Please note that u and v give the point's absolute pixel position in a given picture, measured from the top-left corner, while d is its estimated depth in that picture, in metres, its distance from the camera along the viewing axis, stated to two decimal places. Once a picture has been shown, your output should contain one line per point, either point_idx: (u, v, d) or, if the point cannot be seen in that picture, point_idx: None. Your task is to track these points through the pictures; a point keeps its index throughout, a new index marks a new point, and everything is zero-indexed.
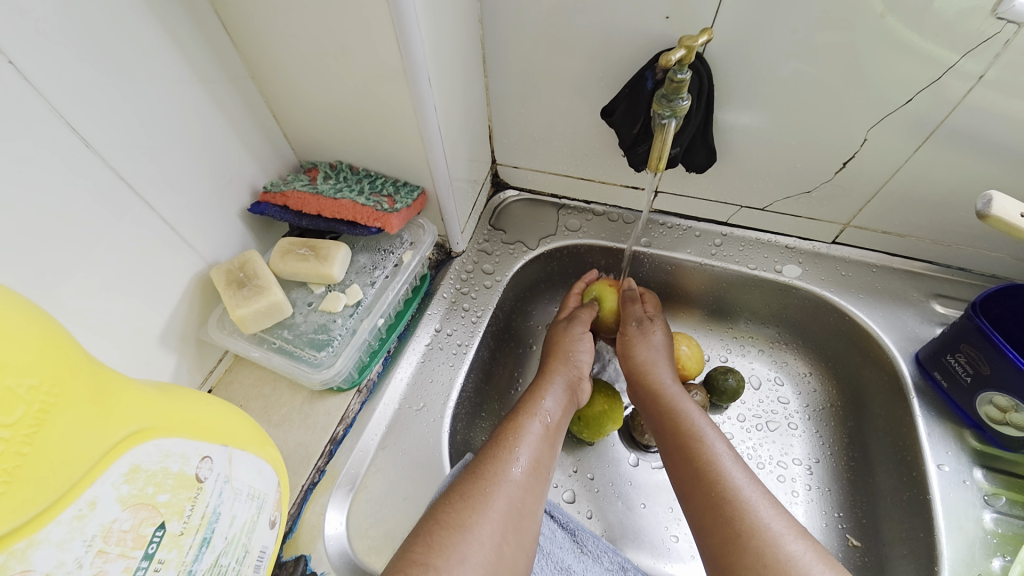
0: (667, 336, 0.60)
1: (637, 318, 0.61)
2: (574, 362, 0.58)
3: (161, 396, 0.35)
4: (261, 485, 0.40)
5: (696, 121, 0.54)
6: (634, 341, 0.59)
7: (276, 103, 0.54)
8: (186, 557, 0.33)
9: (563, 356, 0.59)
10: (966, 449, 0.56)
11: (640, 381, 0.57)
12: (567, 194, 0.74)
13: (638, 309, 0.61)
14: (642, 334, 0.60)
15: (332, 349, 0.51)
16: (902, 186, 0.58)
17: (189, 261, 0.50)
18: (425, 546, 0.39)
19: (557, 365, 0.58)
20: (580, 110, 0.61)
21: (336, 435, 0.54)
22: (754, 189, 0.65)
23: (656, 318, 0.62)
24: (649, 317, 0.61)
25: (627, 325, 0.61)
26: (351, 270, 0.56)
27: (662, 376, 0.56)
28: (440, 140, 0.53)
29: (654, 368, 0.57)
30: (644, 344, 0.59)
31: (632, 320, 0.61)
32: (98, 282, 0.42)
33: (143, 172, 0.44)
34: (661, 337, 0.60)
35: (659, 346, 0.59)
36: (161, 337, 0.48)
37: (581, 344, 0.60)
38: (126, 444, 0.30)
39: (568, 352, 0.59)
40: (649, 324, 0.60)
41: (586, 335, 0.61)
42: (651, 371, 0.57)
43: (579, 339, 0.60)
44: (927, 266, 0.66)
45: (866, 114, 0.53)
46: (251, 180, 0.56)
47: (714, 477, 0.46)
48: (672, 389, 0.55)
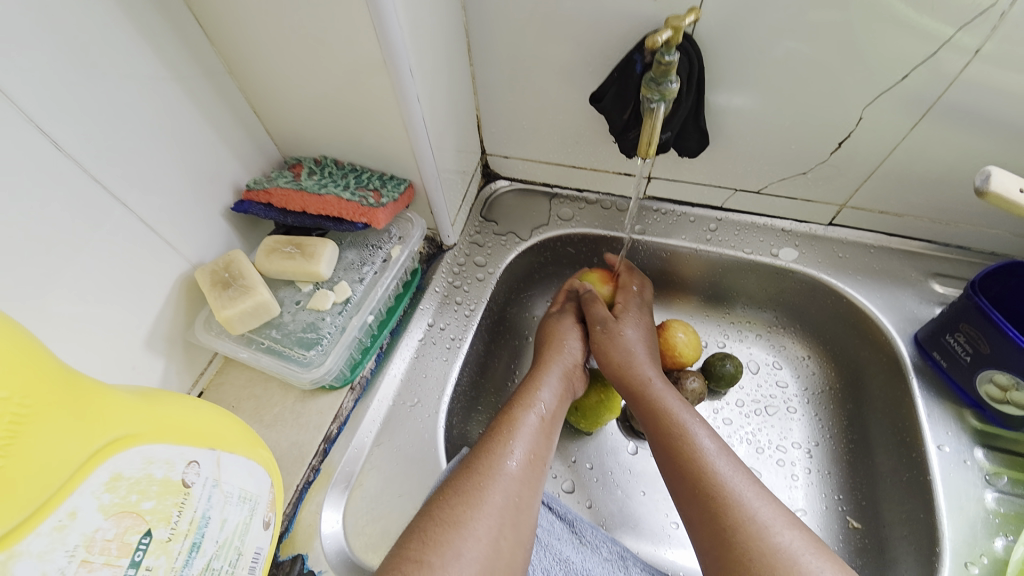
0: (635, 334, 0.58)
1: (601, 320, 0.59)
2: (569, 350, 0.58)
3: (142, 401, 0.34)
4: (253, 487, 0.39)
5: (686, 104, 0.53)
6: (599, 343, 0.58)
7: (255, 98, 0.53)
8: (176, 563, 0.32)
9: (558, 346, 0.59)
10: (967, 428, 0.55)
11: (619, 381, 0.56)
12: (558, 183, 0.73)
13: (600, 309, 0.60)
14: (608, 336, 0.58)
15: (321, 348, 0.50)
16: (900, 164, 0.57)
17: (172, 263, 0.49)
18: (419, 543, 0.39)
19: (552, 357, 0.57)
20: (569, 97, 0.60)
21: (330, 433, 0.53)
22: (748, 172, 0.63)
23: (624, 314, 0.60)
24: (613, 316, 0.60)
25: (592, 329, 0.59)
26: (339, 267, 0.55)
27: (645, 371, 0.55)
28: (425, 131, 0.52)
29: (632, 367, 0.55)
30: (613, 345, 0.57)
31: (597, 322, 0.59)
32: (78, 287, 0.41)
33: (121, 174, 0.43)
34: (630, 335, 0.58)
35: (631, 344, 0.57)
36: (147, 341, 0.47)
37: (572, 334, 0.60)
38: (106, 452, 0.29)
39: (562, 344, 0.59)
40: (614, 325, 0.58)
41: (575, 327, 0.61)
42: (629, 370, 0.55)
43: (571, 330, 0.60)
44: (925, 245, 0.65)
45: (861, 91, 0.52)
46: (234, 178, 0.55)
47: (701, 470, 0.45)
48: (655, 383, 0.54)
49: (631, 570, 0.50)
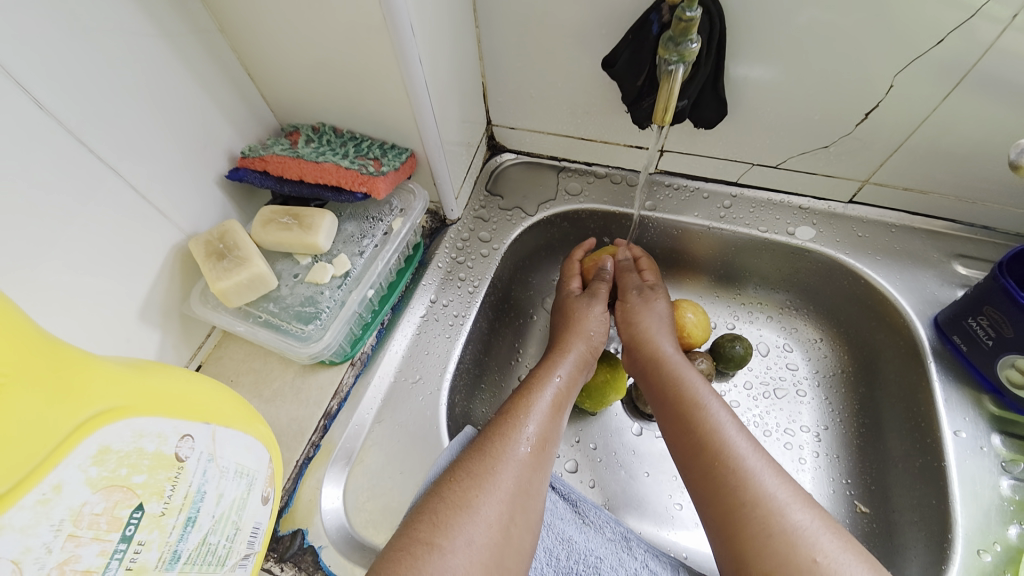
0: (669, 306, 0.59)
1: (637, 287, 0.59)
2: (589, 335, 0.56)
3: (131, 372, 0.33)
4: (250, 463, 0.39)
5: (705, 70, 0.49)
6: (634, 307, 0.57)
7: (249, 60, 0.50)
8: (170, 537, 0.32)
9: (579, 330, 0.56)
10: (984, 414, 0.53)
11: (641, 351, 0.55)
12: (567, 156, 0.70)
13: (635, 278, 0.60)
14: (644, 303, 0.58)
15: (320, 322, 0.49)
16: (929, 138, 0.54)
17: (166, 233, 0.47)
18: (428, 526, 0.38)
19: (572, 340, 0.55)
20: (579, 63, 0.56)
21: (330, 409, 0.53)
22: (766, 145, 0.60)
23: (658, 288, 0.60)
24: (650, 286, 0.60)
25: (627, 294, 0.59)
26: (338, 240, 0.53)
27: (663, 345, 0.54)
28: (428, 97, 0.49)
29: (651, 339, 0.55)
30: (649, 312, 0.57)
31: (632, 288, 0.59)
32: (66, 255, 0.39)
33: (107, 137, 0.41)
34: (665, 307, 0.58)
35: (663, 314, 0.58)
36: (141, 313, 0.46)
37: (597, 321, 0.57)
38: (93, 423, 0.28)
39: (585, 327, 0.56)
40: (651, 293, 0.59)
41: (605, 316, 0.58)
42: (651, 340, 0.55)
43: (597, 320, 0.57)
44: (949, 225, 0.62)
45: (894, 58, 0.48)
46: (228, 144, 0.52)
47: (719, 445, 0.44)
48: (672, 356, 0.53)
49: (635, 550, 0.49)
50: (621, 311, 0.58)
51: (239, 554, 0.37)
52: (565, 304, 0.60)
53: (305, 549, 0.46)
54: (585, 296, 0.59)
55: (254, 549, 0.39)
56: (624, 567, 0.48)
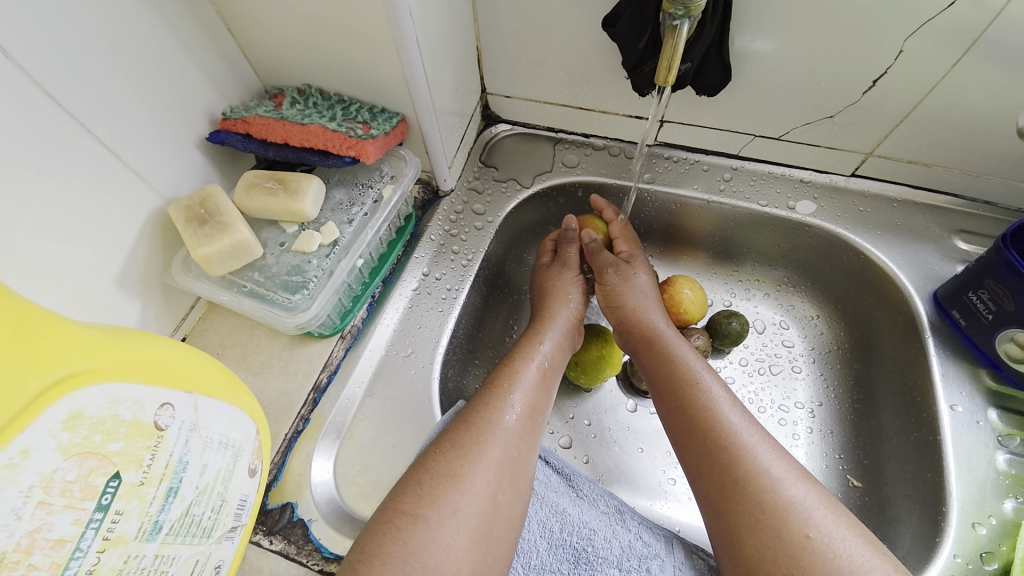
0: (650, 278, 0.57)
1: (612, 264, 0.57)
2: (571, 303, 0.55)
3: (104, 337, 0.31)
4: (235, 434, 0.37)
5: (711, 30, 0.47)
6: (613, 284, 0.56)
7: (229, 13, 0.47)
8: (150, 508, 0.30)
9: (562, 300, 0.56)
10: (980, 389, 0.53)
11: (632, 325, 0.54)
12: (564, 127, 0.68)
13: (609, 255, 0.58)
14: (623, 280, 0.56)
15: (307, 292, 0.47)
16: (937, 109, 0.52)
17: (144, 197, 0.45)
18: (414, 497, 0.37)
19: (554, 308, 0.55)
20: (579, 26, 0.54)
21: (319, 382, 0.51)
22: (770, 115, 0.58)
23: (634, 259, 0.59)
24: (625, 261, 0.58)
25: (603, 274, 0.57)
26: (326, 208, 0.51)
27: (655, 321, 0.53)
28: (419, 56, 0.46)
29: (641, 314, 0.54)
30: (627, 289, 0.56)
31: (608, 266, 0.57)
32: (37, 217, 0.37)
33: (78, 91, 0.38)
34: (643, 279, 0.57)
35: (644, 287, 0.56)
36: (119, 281, 0.44)
37: (574, 287, 0.57)
38: (64, 387, 0.26)
39: (563, 292, 0.56)
40: (627, 269, 0.57)
41: (578, 279, 0.58)
42: (646, 317, 0.54)
43: (572, 283, 0.57)
44: (951, 199, 0.61)
45: (904, 22, 0.46)
46: (208, 106, 0.50)
47: (712, 421, 0.43)
48: (666, 333, 0.52)
49: (629, 522, 0.49)
50: (603, 294, 0.57)
51: (225, 526, 0.36)
52: (542, 276, 0.59)
53: (294, 523, 0.45)
54: (557, 264, 0.59)
55: (242, 522, 0.38)
56: (618, 538, 0.48)
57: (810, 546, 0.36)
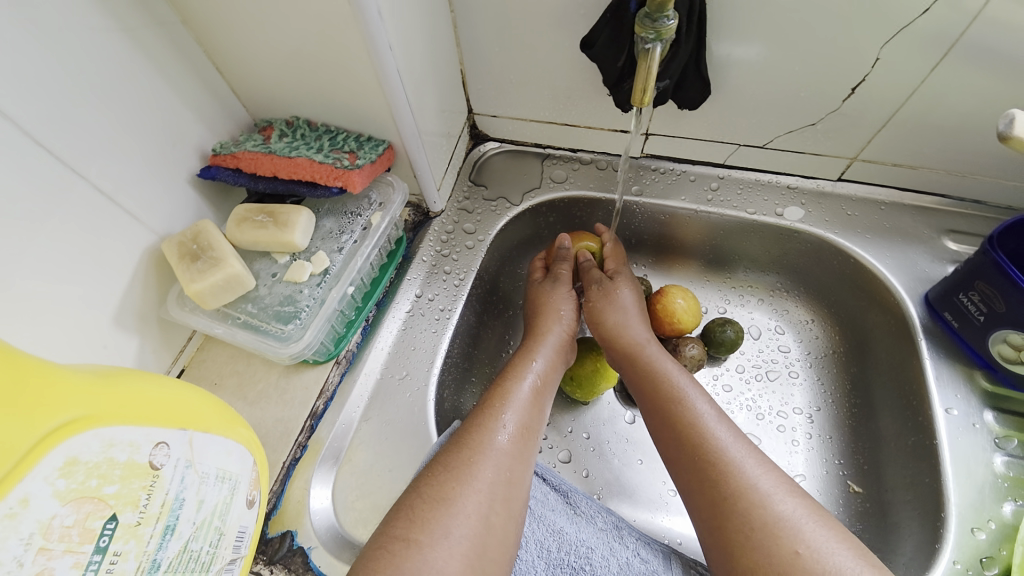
0: (635, 294, 0.57)
1: (598, 280, 0.58)
2: (564, 322, 0.56)
3: (98, 380, 0.32)
4: (232, 466, 0.38)
5: (686, 47, 0.48)
6: (597, 302, 0.56)
7: (216, 53, 0.48)
8: (148, 547, 0.31)
9: (552, 316, 0.56)
10: (977, 391, 0.53)
11: (616, 340, 0.54)
12: (551, 143, 0.69)
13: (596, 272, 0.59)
14: (607, 297, 0.56)
15: (300, 322, 0.48)
16: (918, 112, 0.53)
17: (138, 236, 0.46)
18: (405, 521, 0.38)
19: (547, 325, 0.55)
20: (559, 46, 0.55)
21: (316, 409, 0.52)
22: (753, 125, 0.59)
23: (619, 275, 0.59)
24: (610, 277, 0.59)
25: (590, 290, 0.58)
26: (316, 237, 0.52)
27: (638, 333, 0.54)
28: (401, 86, 0.47)
29: (624, 329, 0.54)
30: (610, 305, 0.56)
31: (594, 282, 0.58)
32: (33, 262, 0.38)
33: (70, 138, 0.39)
34: (629, 295, 0.57)
35: (628, 304, 0.56)
36: (116, 318, 0.45)
37: (565, 302, 0.57)
38: (59, 435, 0.27)
39: (556, 308, 0.56)
40: (612, 284, 0.57)
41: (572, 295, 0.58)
42: (626, 333, 0.54)
43: (567, 301, 0.57)
44: (939, 200, 0.61)
45: (879, 30, 0.47)
46: (199, 142, 0.51)
47: (699, 436, 0.43)
48: (649, 347, 0.52)
49: (626, 539, 0.49)
50: (585, 307, 0.57)
51: (224, 559, 0.37)
52: (533, 295, 0.59)
53: (294, 551, 0.45)
54: (549, 280, 0.59)
55: (240, 553, 0.39)
56: (616, 556, 0.48)
57: (801, 563, 0.36)
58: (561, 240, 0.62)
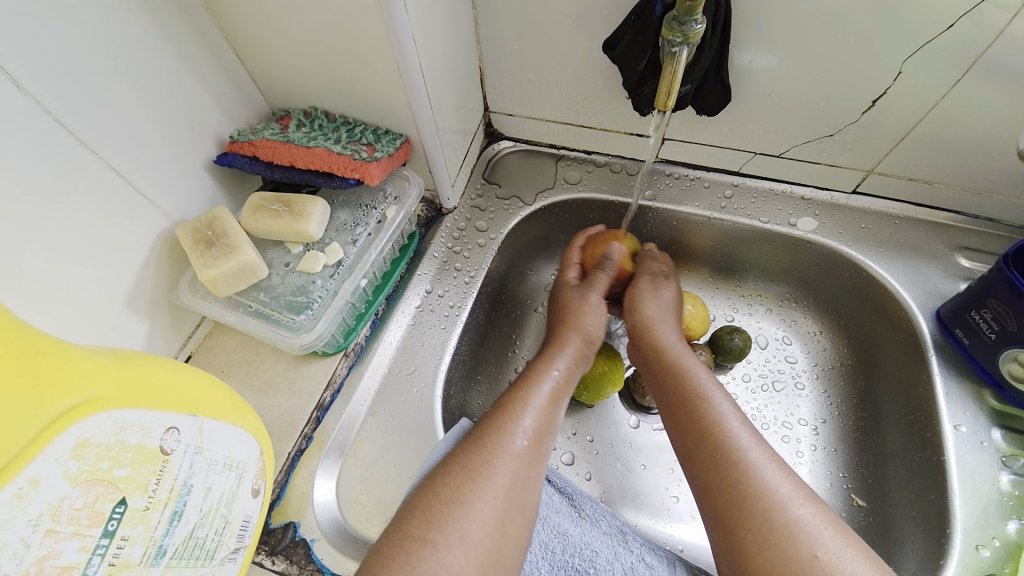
0: (677, 297, 0.58)
1: (652, 273, 0.60)
2: (582, 324, 0.55)
3: (111, 363, 0.32)
4: (239, 455, 0.38)
5: (709, 52, 0.48)
6: (643, 292, 0.57)
7: (237, 39, 0.48)
8: (155, 532, 0.31)
9: (574, 320, 0.55)
10: (985, 408, 0.53)
11: (642, 339, 0.54)
12: (566, 144, 0.69)
13: (654, 265, 0.60)
14: (653, 289, 0.58)
15: (311, 312, 0.48)
16: (936, 128, 0.52)
17: (153, 219, 0.46)
18: (422, 521, 0.37)
19: (567, 333, 0.55)
20: (579, 47, 0.55)
21: (323, 400, 0.52)
22: (770, 133, 0.59)
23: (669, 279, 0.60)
24: (664, 275, 0.60)
25: (642, 278, 0.59)
26: (330, 228, 0.52)
27: (666, 335, 0.54)
28: (422, 80, 0.47)
29: (654, 329, 0.54)
30: (654, 299, 0.57)
31: (648, 274, 0.60)
32: (48, 240, 0.38)
33: (89, 117, 0.39)
34: (671, 295, 0.58)
35: (669, 302, 0.57)
36: (127, 301, 0.44)
37: (593, 309, 0.56)
38: (70, 416, 0.27)
39: (579, 316, 0.56)
40: (664, 282, 0.59)
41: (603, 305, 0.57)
42: (657, 330, 0.54)
43: (595, 310, 0.56)
44: (953, 216, 0.61)
45: (901, 44, 0.47)
46: (216, 129, 0.51)
47: (721, 437, 0.43)
48: (675, 346, 0.52)
49: (630, 544, 0.49)
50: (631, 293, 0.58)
51: (229, 547, 0.37)
52: (561, 294, 0.59)
53: (297, 542, 0.45)
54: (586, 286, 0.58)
55: (244, 543, 0.38)
56: (620, 560, 0.48)
57: (819, 566, 0.35)
58: (609, 249, 0.60)
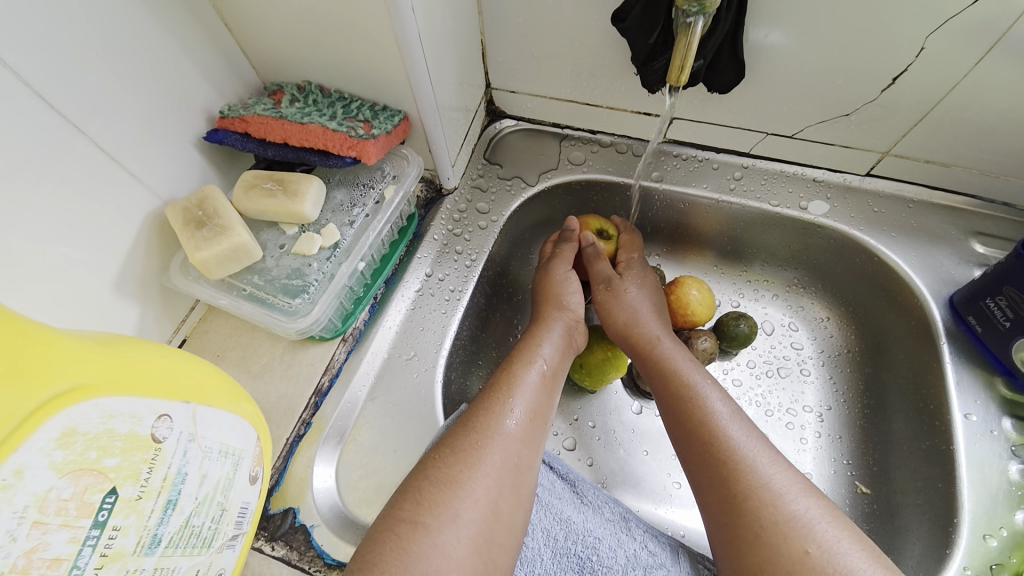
0: (641, 292, 0.55)
1: (604, 278, 0.56)
2: (567, 305, 0.54)
3: (98, 349, 0.30)
4: (235, 442, 0.37)
5: (724, 25, 0.45)
6: (602, 301, 0.55)
7: (225, 8, 0.45)
8: (149, 522, 0.30)
9: (557, 303, 0.54)
10: (995, 397, 0.52)
11: (625, 331, 0.53)
12: (570, 123, 0.66)
13: (604, 268, 0.57)
14: (610, 296, 0.55)
15: (308, 296, 0.46)
16: (958, 108, 0.50)
17: (141, 199, 0.44)
18: (413, 504, 0.37)
19: (552, 311, 0.54)
20: (585, 20, 0.52)
21: (321, 386, 0.51)
22: (784, 112, 0.56)
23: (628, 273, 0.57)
24: (618, 275, 0.57)
25: (597, 288, 0.56)
26: (327, 209, 0.50)
27: (653, 328, 0.52)
28: (421, 52, 0.45)
29: (638, 325, 0.52)
30: (617, 304, 0.54)
31: (600, 281, 0.56)
32: (30, 219, 0.36)
33: (69, 89, 0.37)
34: (632, 295, 0.55)
35: (636, 302, 0.54)
36: (117, 283, 0.43)
37: (572, 289, 0.55)
38: (56, 404, 0.26)
39: (562, 295, 0.55)
40: (619, 282, 0.56)
41: (571, 275, 0.56)
42: (637, 327, 0.53)
43: (566, 279, 0.56)
44: (969, 200, 0.59)
45: (927, 18, 0.44)
46: (206, 104, 0.49)
47: (710, 435, 0.42)
48: (661, 337, 0.51)
49: (633, 531, 0.48)
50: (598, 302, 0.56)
51: (226, 535, 0.36)
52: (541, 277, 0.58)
53: (296, 528, 0.45)
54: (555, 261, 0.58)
55: (242, 529, 0.38)
56: (623, 548, 0.47)
57: (809, 563, 0.35)
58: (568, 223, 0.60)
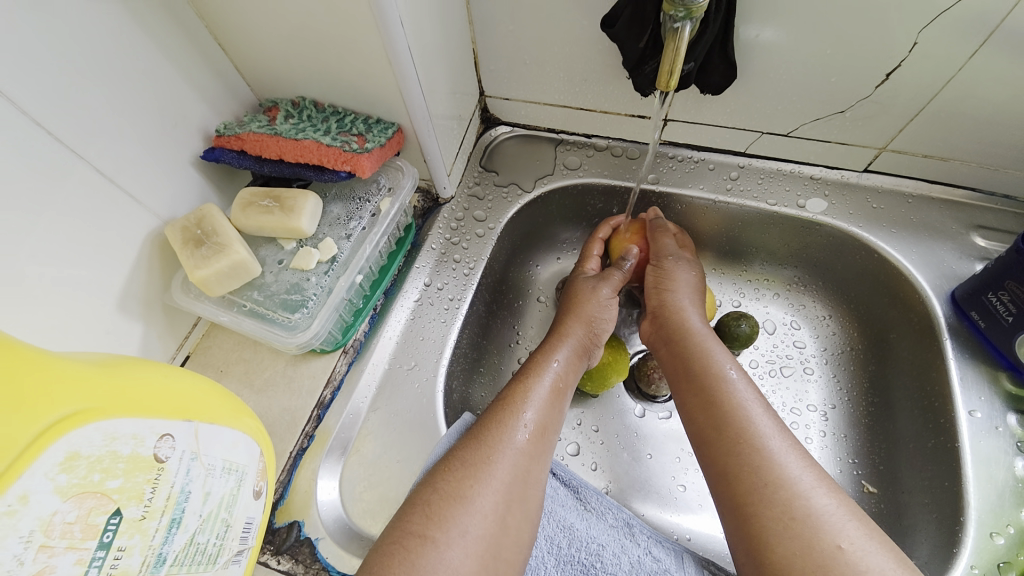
0: (698, 275, 0.56)
1: (672, 253, 0.57)
2: (594, 324, 0.54)
3: (98, 372, 0.31)
4: (238, 458, 0.37)
5: (713, 29, 0.46)
6: (668, 273, 0.55)
7: (218, 28, 0.46)
8: (153, 541, 0.31)
9: (582, 318, 0.54)
10: (999, 393, 0.52)
11: (666, 319, 0.53)
12: (565, 128, 0.67)
13: (671, 244, 0.57)
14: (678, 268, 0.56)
15: (307, 311, 0.47)
16: (952, 103, 0.50)
17: (140, 220, 0.44)
18: (421, 517, 0.37)
19: (572, 325, 0.53)
20: (575, 26, 0.52)
21: (323, 398, 0.51)
22: (778, 111, 0.56)
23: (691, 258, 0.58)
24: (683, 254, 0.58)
25: (662, 259, 0.56)
26: (324, 223, 0.51)
27: (692, 318, 0.52)
28: (412, 65, 0.45)
29: (677, 312, 0.53)
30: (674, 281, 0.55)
31: (668, 254, 0.57)
32: (32, 244, 0.37)
33: (66, 114, 0.37)
34: (694, 274, 0.56)
35: (689, 283, 0.55)
36: (119, 303, 0.43)
37: (605, 300, 0.55)
38: (58, 429, 0.26)
39: (586, 312, 0.54)
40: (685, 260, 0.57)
41: (613, 300, 0.55)
42: (677, 311, 0.53)
43: (605, 304, 0.55)
44: (969, 194, 0.59)
45: (916, 13, 0.44)
46: (202, 122, 0.49)
47: (742, 424, 0.42)
48: (698, 329, 0.51)
49: (637, 537, 0.48)
50: (654, 274, 0.56)
51: (231, 551, 0.37)
52: (574, 283, 0.58)
53: (301, 541, 0.45)
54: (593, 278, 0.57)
55: (248, 544, 0.38)
56: (627, 554, 0.47)
57: (842, 557, 0.35)
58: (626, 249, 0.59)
